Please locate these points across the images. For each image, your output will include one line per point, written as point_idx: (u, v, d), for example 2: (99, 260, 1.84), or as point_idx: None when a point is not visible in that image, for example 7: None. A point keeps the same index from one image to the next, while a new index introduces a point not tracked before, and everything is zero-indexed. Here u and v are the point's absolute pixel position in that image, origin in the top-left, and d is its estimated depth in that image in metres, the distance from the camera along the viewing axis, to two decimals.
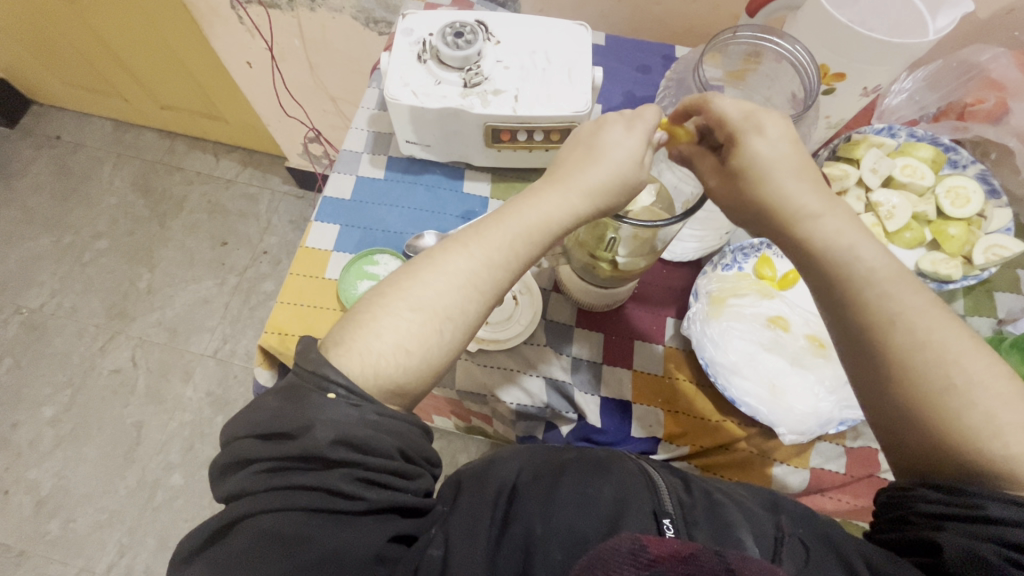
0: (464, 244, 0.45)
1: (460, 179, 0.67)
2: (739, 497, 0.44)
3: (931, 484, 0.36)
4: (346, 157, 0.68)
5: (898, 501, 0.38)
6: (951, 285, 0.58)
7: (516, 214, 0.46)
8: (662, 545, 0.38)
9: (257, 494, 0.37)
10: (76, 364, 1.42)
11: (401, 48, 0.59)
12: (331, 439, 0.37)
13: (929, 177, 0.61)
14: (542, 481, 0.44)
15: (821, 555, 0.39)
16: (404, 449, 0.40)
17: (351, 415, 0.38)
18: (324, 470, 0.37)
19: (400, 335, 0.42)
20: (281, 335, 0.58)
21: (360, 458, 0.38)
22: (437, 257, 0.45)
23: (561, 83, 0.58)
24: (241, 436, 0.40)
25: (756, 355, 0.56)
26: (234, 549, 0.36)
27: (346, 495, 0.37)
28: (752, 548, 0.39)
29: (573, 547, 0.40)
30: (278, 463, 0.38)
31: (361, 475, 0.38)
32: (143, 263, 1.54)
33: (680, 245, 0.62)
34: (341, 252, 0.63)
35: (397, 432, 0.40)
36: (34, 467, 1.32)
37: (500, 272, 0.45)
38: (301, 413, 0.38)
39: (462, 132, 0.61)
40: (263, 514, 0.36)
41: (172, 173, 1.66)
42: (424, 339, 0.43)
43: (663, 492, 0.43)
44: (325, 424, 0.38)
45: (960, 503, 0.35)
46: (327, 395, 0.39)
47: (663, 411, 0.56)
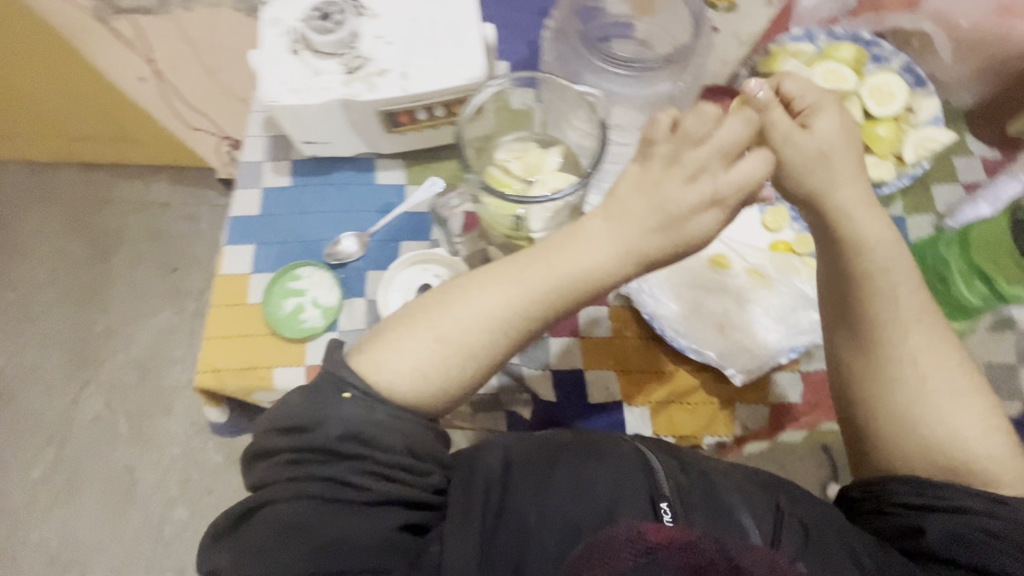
0: (492, 272, 0.44)
1: (373, 171, 0.63)
2: (734, 476, 0.46)
3: (909, 480, 0.43)
4: (247, 169, 0.63)
5: (872, 493, 0.45)
6: (886, 189, 0.56)
7: (545, 264, 0.43)
8: (660, 533, 0.40)
9: (281, 481, 0.40)
10: (52, 421, 1.39)
11: (269, 41, 0.53)
12: (341, 434, 0.40)
13: (851, 79, 0.58)
14: (534, 463, 0.45)
15: (822, 531, 0.42)
16: (414, 449, 0.42)
17: (362, 415, 0.41)
18: (335, 462, 0.40)
19: (418, 359, 0.43)
20: (215, 372, 0.56)
21: (368, 450, 0.40)
22: (463, 282, 0.45)
23: (450, 50, 0.53)
24: (265, 429, 0.42)
25: (700, 299, 0.55)
26: (260, 530, 0.39)
27: (358, 486, 0.40)
28: (752, 532, 0.42)
29: (568, 534, 0.42)
30: (295, 456, 0.40)
31: (371, 469, 0.40)
32: (96, 306, 1.48)
33: (607, 200, 0.59)
34: (261, 273, 0.59)
35: (409, 433, 0.41)
36: (35, 528, 1.31)
37: (534, 320, 0.44)
38: (317, 409, 0.40)
39: (357, 122, 0.56)
40: (285, 500, 0.39)
41: (103, 207, 1.57)
42: (448, 371, 0.43)
43: (660, 475, 0.44)
44: (337, 419, 0.40)
45: (937, 498, 0.42)
46: (343, 395, 0.41)
47: (615, 372, 0.55)
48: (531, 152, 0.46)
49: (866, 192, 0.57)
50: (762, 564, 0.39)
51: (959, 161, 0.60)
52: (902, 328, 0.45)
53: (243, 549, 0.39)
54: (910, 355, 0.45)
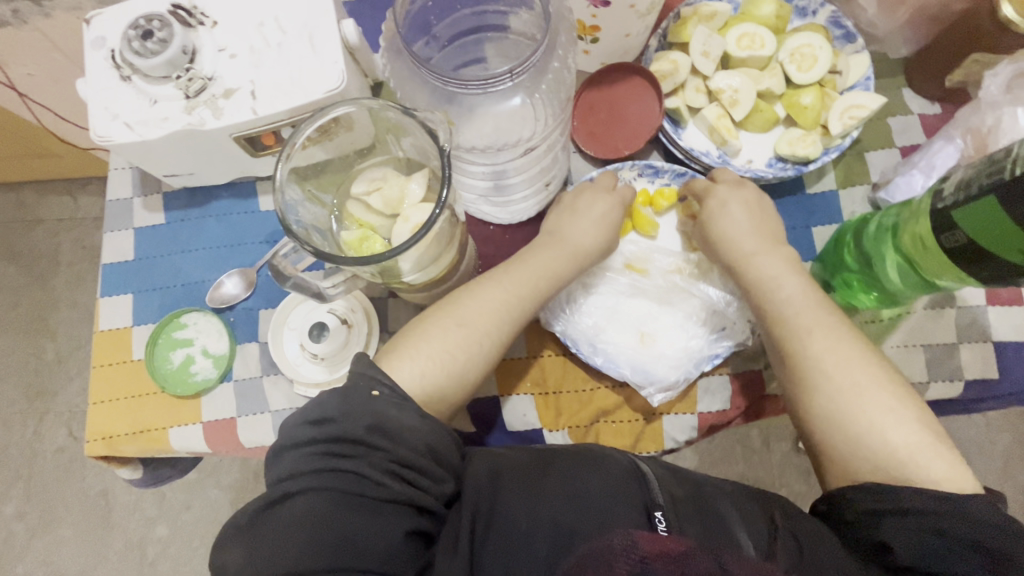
0: (496, 276, 0.46)
1: (255, 197, 0.56)
2: (728, 488, 0.44)
3: (861, 487, 0.39)
4: (115, 208, 0.57)
5: (832, 506, 0.40)
6: (812, 166, 0.51)
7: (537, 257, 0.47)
8: (654, 542, 0.37)
9: (302, 473, 0.37)
10: (18, 454, 1.36)
11: (96, 69, 0.46)
12: (367, 426, 0.37)
13: (770, 44, 0.51)
14: (528, 470, 0.43)
15: (815, 552, 0.37)
16: (437, 455, 0.39)
17: (392, 410, 0.38)
18: (364, 453, 0.37)
19: (446, 346, 0.43)
20: (108, 439, 0.52)
21: (395, 444, 0.37)
22: (476, 284, 0.46)
23: (304, 58, 0.46)
24: (293, 418, 0.39)
25: (617, 306, 0.51)
26: (273, 526, 0.35)
27: (376, 482, 0.36)
28: (747, 547, 0.38)
29: (558, 541, 0.39)
30: (324, 444, 0.37)
31: (393, 467, 0.37)
32: (42, 333, 1.43)
33: (511, 208, 0.53)
34: (145, 324, 0.54)
35: (431, 437, 0.39)
36: (19, 561, 1.31)
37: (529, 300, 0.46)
38: (348, 401, 0.38)
39: (217, 150, 0.50)
40: (301, 494, 0.36)
41: (33, 229, 1.48)
42: (466, 356, 0.44)
43: (655, 485, 0.42)
44: (362, 412, 0.38)
45: (888, 500, 0.37)
46: (375, 391, 0.39)
47: (534, 396, 0.51)
48: (392, 181, 0.40)
49: (791, 170, 0.52)
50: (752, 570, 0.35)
51: (895, 122, 0.54)
52: (824, 348, 0.42)
53: (251, 547, 0.35)
54: (836, 365, 0.42)
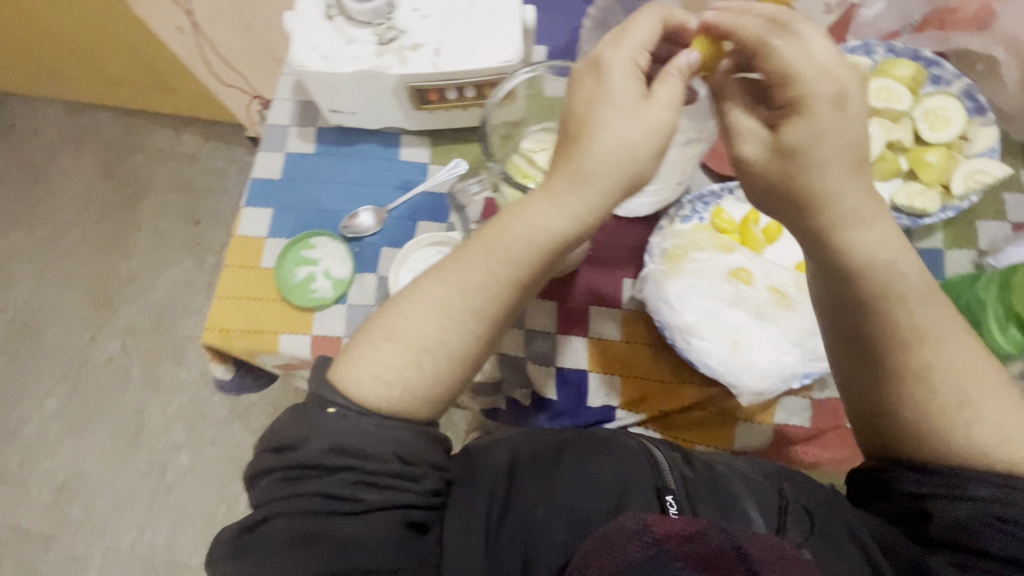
0: (442, 274, 0.44)
1: (397, 147, 0.62)
2: (743, 469, 0.45)
3: (908, 466, 0.40)
4: (272, 132, 0.62)
5: (876, 479, 0.42)
6: (926, 220, 0.53)
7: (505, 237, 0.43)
8: (667, 522, 0.37)
9: (276, 500, 0.39)
10: (70, 356, 1.43)
11: (305, 5, 0.52)
12: (326, 448, 0.39)
13: (906, 100, 0.55)
14: (542, 459, 0.45)
15: (825, 517, 0.40)
16: (402, 452, 0.40)
17: (350, 426, 0.40)
18: (327, 474, 0.39)
19: (378, 367, 0.42)
20: (223, 331, 0.56)
21: (357, 459, 0.39)
22: (419, 286, 0.44)
23: (487, 29, 0.52)
24: (259, 451, 0.42)
25: (718, 311, 0.53)
26: (259, 551, 0.38)
27: (347, 496, 0.39)
28: (757, 521, 0.41)
29: (575, 526, 0.41)
30: (288, 471, 0.39)
31: (360, 479, 0.39)
32: (119, 250, 1.51)
33: (633, 202, 0.56)
34: (277, 238, 0.59)
35: (397, 440, 0.41)
36: (47, 457, 1.36)
37: (482, 300, 0.43)
38: (303, 428, 0.40)
39: (386, 95, 0.55)
40: (280, 518, 0.38)
41: (134, 154, 1.59)
42: (405, 372, 0.42)
43: (665, 469, 0.44)
44: (319, 435, 0.40)
45: (937, 481, 0.39)
46: (327, 411, 0.41)
47: (620, 378, 0.54)
48: None
49: (905, 221, 0.54)
50: (774, 553, 0.36)
51: (1010, 197, 0.57)
52: (931, 341, 0.40)
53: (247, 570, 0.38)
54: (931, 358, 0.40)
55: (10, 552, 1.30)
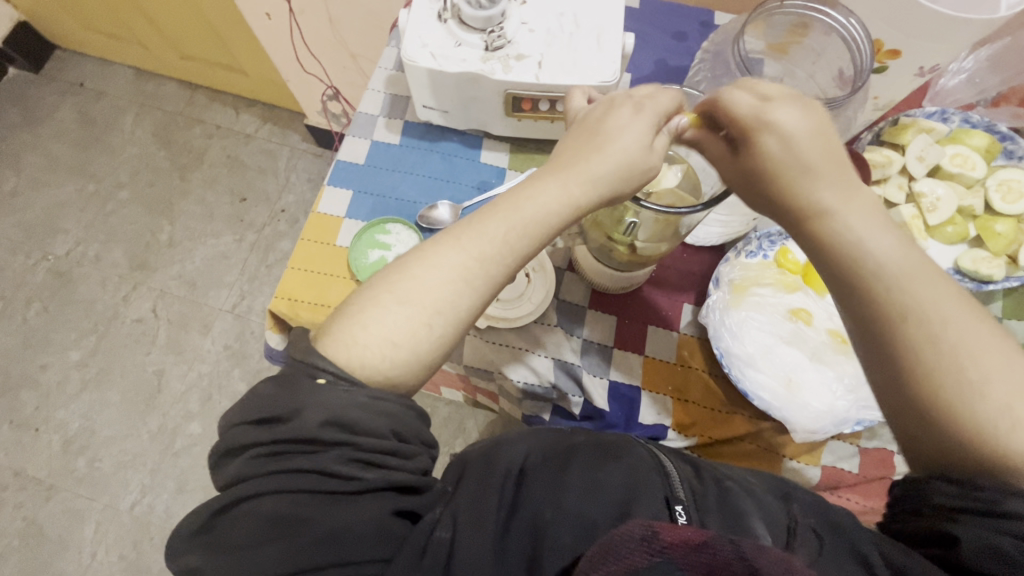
0: (457, 237, 0.43)
1: (478, 149, 0.64)
2: (753, 486, 0.44)
3: (944, 476, 0.33)
4: (362, 119, 0.65)
5: (908, 490, 0.35)
6: (991, 286, 0.54)
7: (511, 205, 0.44)
8: (675, 531, 0.36)
9: (259, 476, 0.36)
10: (101, 312, 1.46)
11: (421, 5, 0.55)
12: (321, 422, 0.36)
13: (980, 168, 0.56)
14: (551, 460, 0.44)
15: (835, 544, 0.38)
16: (398, 429, 0.38)
17: (342, 399, 0.37)
18: (319, 450, 0.36)
19: (385, 329, 0.40)
20: (291, 300, 0.58)
21: (353, 439, 0.36)
22: (428, 248, 0.43)
23: (588, 50, 0.54)
24: (239, 422, 0.38)
25: (774, 347, 0.53)
26: (240, 532, 0.35)
27: (342, 476, 0.36)
28: (764, 536, 0.39)
29: (584, 531, 0.41)
30: (273, 448, 0.37)
31: (354, 456, 0.37)
32: (164, 216, 1.55)
33: (704, 230, 0.59)
34: (353, 219, 0.61)
35: (392, 414, 0.38)
36: (62, 407, 1.38)
37: (497, 266, 0.43)
38: (292, 398, 0.37)
39: (481, 98, 0.58)
40: (264, 496, 0.36)
41: (193, 126, 1.64)
42: (413, 333, 0.41)
43: (674, 479, 0.43)
44: (314, 406, 0.37)
45: (977, 497, 0.31)
46: (318, 380, 0.38)
47: (672, 400, 0.54)
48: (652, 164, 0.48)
49: (968, 285, 0.55)
50: (782, 566, 0.33)
51: None
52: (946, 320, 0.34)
53: (223, 552, 0.35)
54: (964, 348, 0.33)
55: (11, 496, 1.31)
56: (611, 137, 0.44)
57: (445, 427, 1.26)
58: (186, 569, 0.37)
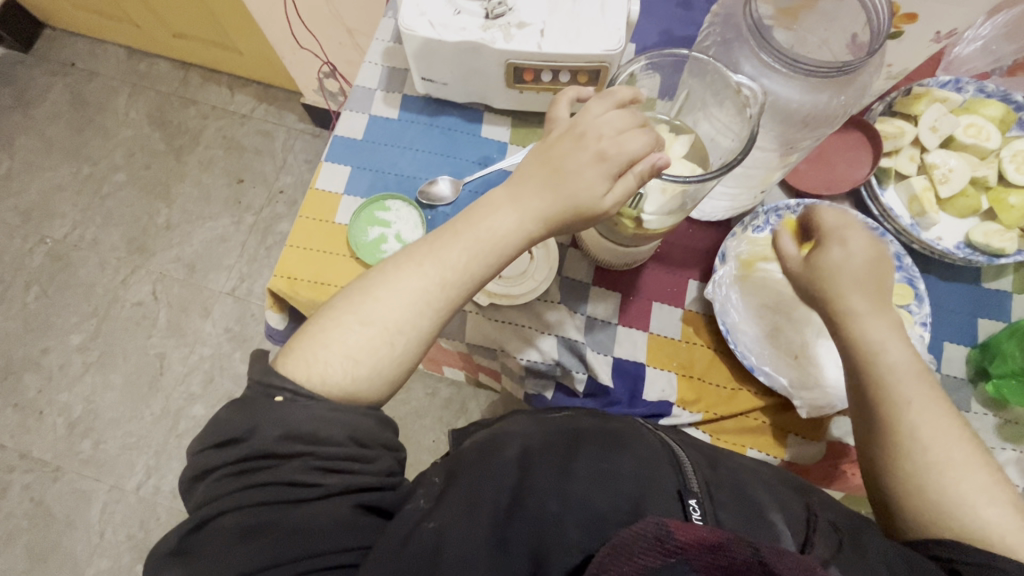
0: (417, 263, 0.43)
1: (479, 124, 0.63)
2: (766, 479, 0.44)
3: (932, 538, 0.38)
4: (359, 93, 0.64)
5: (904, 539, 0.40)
6: (1002, 260, 0.54)
7: (469, 230, 0.44)
8: (690, 530, 0.34)
9: (225, 495, 0.37)
10: (101, 296, 1.45)
11: None
12: (279, 436, 0.38)
13: (995, 138, 0.55)
14: (555, 452, 0.45)
15: (852, 537, 0.39)
16: (360, 436, 0.40)
17: (298, 412, 0.39)
18: (282, 462, 0.38)
19: (347, 348, 0.41)
20: (290, 279, 0.57)
21: (310, 448, 0.38)
22: (388, 272, 0.44)
23: (592, 17, 0.52)
24: (199, 449, 0.40)
25: (780, 323, 0.53)
26: (209, 549, 0.36)
27: (304, 483, 0.37)
28: (784, 533, 0.39)
29: (592, 526, 0.40)
30: (239, 465, 0.38)
31: (314, 464, 0.38)
32: (161, 198, 1.53)
33: (711, 204, 0.57)
34: (352, 196, 0.60)
35: (348, 422, 0.39)
36: (65, 391, 1.38)
37: (457, 288, 0.43)
38: (248, 418, 0.38)
39: (481, 69, 0.56)
40: (230, 512, 0.37)
41: (187, 107, 1.61)
42: (375, 351, 0.42)
43: (687, 471, 0.42)
44: (270, 423, 0.38)
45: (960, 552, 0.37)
46: (274, 399, 0.39)
47: (678, 376, 0.54)
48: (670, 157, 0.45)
49: (980, 258, 0.54)
50: (801, 568, 0.32)
51: None
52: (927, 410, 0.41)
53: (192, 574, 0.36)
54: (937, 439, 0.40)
55: (18, 478, 1.32)
56: (568, 176, 0.42)
57: (447, 408, 1.27)
58: None
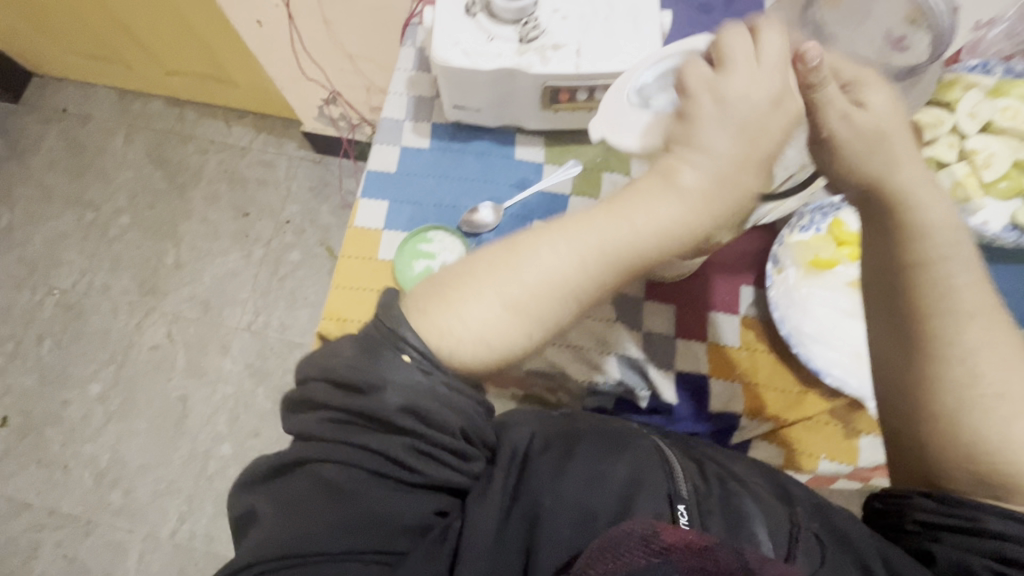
0: (563, 232, 0.39)
1: (512, 145, 0.62)
2: (753, 483, 0.45)
3: (929, 495, 0.39)
4: (388, 125, 0.63)
5: (895, 507, 0.42)
6: None
7: (607, 218, 0.38)
8: (675, 534, 0.37)
9: (327, 441, 0.36)
10: (116, 342, 1.43)
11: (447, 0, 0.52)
12: (399, 405, 0.35)
13: None
14: (557, 449, 0.44)
15: (837, 545, 0.40)
16: (467, 428, 0.38)
17: (418, 381, 0.36)
18: (389, 433, 0.36)
19: (485, 327, 0.38)
20: (340, 321, 0.56)
21: (422, 430, 0.36)
22: (532, 241, 0.39)
23: (627, 34, 0.52)
24: (315, 378, 0.37)
25: (841, 322, 0.53)
26: (300, 487, 0.35)
27: (406, 465, 0.36)
28: (763, 540, 0.40)
29: (583, 524, 0.40)
30: (360, 416, 0.35)
31: (421, 448, 0.36)
32: (168, 238, 1.51)
33: None
34: (393, 231, 0.59)
35: (463, 412, 0.37)
36: (89, 441, 1.36)
37: (592, 288, 0.39)
38: (372, 368, 0.35)
39: (516, 93, 0.55)
40: (328, 463, 0.35)
41: (186, 143, 1.60)
42: (508, 337, 0.38)
43: (678, 475, 0.43)
44: (395, 387, 0.35)
45: (958, 515, 0.38)
46: (401, 356, 0.36)
47: (742, 384, 0.54)
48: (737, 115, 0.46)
49: None
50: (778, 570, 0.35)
51: None
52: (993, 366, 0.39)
53: (273, 507, 0.36)
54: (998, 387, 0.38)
55: (50, 535, 1.30)
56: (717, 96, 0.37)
57: None
58: (243, 508, 0.37)
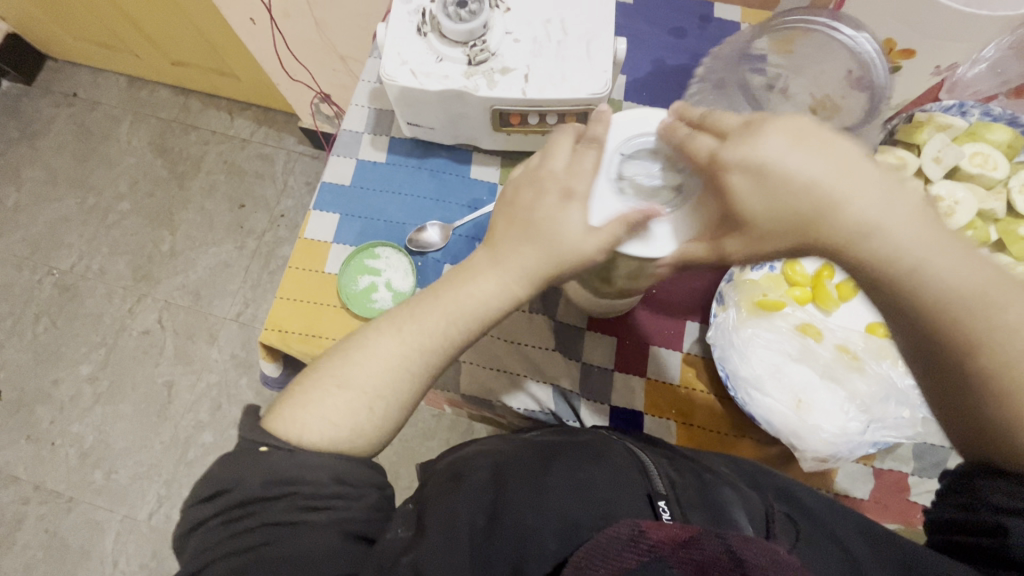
0: (392, 326, 0.43)
1: (468, 164, 0.62)
2: (728, 476, 0.43)
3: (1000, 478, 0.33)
4: (346, 138, 0.63)
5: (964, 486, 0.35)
6: None
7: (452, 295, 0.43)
8: (662, 529, 0.34)
9: (215, 543, 0.37)
10: (109, 325, 1.47)
11: (398, 19, 0.52)
12: (263, 481, 0.38)
13: (1002, 168, 0.53)
14: (528, 463, 0.43)
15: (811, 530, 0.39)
16: (342, 476, 0.39)
17: (284, 457, 0.39)
18: (268, 505, 0.37)
19: (332, 414, 0.41)
20: (281, 332, 0.56)
21: (295, 487, 0.38)
22: (364, 336, 0.43)
23: (578, 60, 0.51)
24: (193, 500, 0.40)
25: (783, 366, 0.50)
26: None
27: (289, 522, 0.37)
28: (747, 528, 0.37)
29: (565, 533, 0.39)
30: (231, 512, 0.38)
31: (301, 503, 0.37)
32: (164, 226, 1.54)
33: None
34: (342, 244, 0.59)
35: (331, 463, 0.39)
36: (76, 421, 1.39)
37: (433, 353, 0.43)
38: (234, 469, 0.39)
39: (467, 114, 0.55)
40: (217, 560, 0.36)
41: (188, 133, 1.62)
42: (358, 416, 0.42)
43: (654, 473, 0.42)
44: (252, 472, 0.38)
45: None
46: (261, 450, 0.39)
47: (677, 424, 0.52)
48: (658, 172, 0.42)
49: None
50: (769, 557, 0.31)
51: None
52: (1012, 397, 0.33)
53: None
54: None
55: (33, 509, 1.34)
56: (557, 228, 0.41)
57: (455, 430, 1.22)
58: None
